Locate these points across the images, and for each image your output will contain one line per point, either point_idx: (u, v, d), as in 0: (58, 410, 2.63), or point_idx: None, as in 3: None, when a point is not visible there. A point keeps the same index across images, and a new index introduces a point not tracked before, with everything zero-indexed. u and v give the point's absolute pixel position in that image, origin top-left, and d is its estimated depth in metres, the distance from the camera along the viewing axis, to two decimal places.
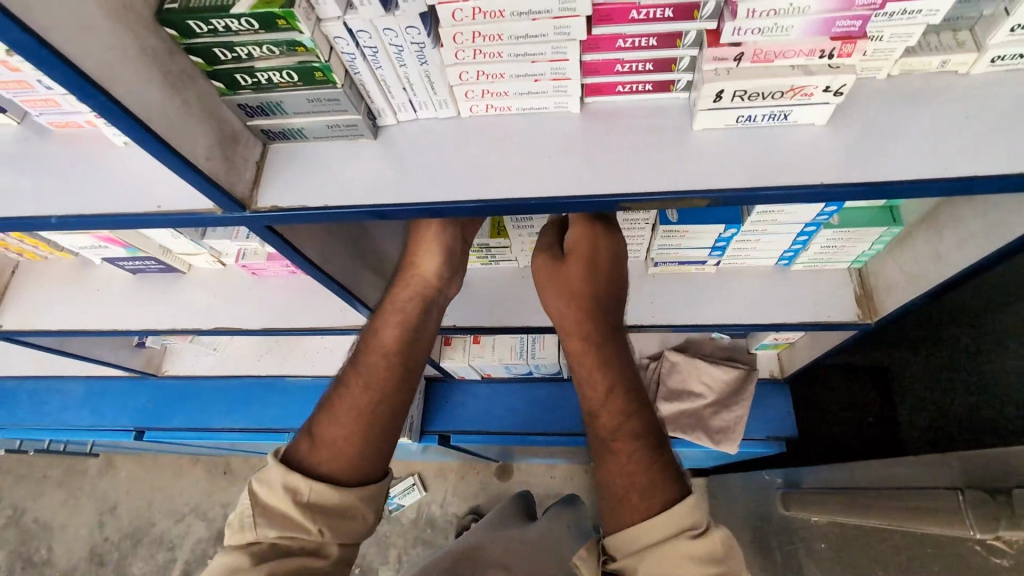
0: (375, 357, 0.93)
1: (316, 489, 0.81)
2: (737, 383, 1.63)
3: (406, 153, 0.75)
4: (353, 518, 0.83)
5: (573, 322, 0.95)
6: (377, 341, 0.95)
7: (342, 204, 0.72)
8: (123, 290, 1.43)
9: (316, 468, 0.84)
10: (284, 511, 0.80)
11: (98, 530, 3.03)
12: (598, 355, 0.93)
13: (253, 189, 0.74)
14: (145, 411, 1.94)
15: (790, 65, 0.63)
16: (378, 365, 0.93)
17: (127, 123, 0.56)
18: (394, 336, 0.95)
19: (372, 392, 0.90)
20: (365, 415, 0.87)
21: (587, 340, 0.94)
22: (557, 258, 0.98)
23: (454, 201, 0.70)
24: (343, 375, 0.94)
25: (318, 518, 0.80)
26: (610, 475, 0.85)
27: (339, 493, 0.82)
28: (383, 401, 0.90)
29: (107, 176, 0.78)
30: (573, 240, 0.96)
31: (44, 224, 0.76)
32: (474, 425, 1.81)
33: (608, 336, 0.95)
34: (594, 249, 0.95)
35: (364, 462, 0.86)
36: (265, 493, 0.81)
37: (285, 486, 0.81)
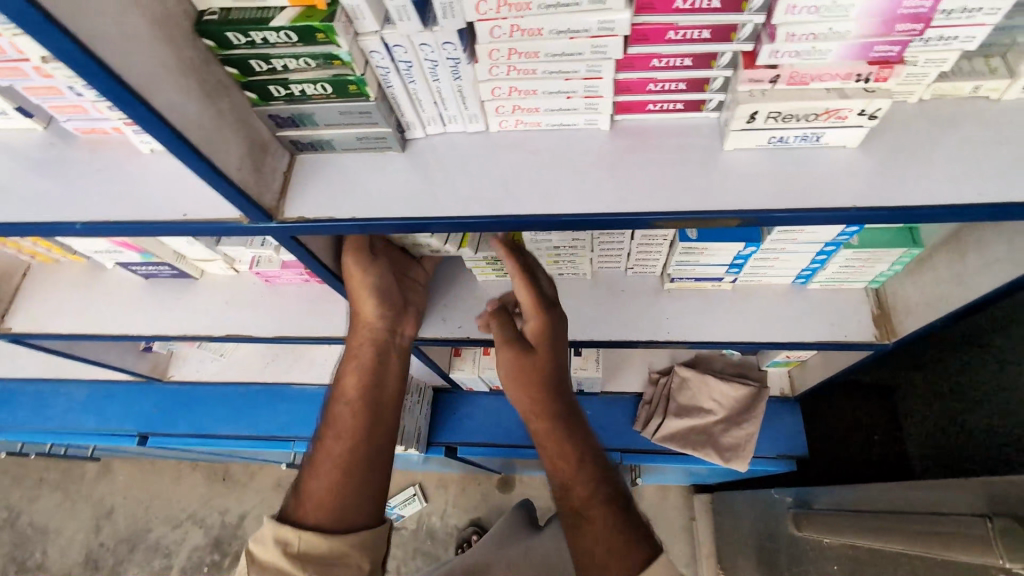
0: (343, 407, 0.95)
1: (305, 538, 0.80)
2: (747, 401, 1.62)
3: (433, 165, 0.75)
4: (346, 567, 0.80)
5: (538, 406, 0.96)
6: (342, 390, 0.97)
7: (371, 215, 0.72)
8: (134, 295, 1.42)
9: (303, 519, 0.83)
10: (275, 563, 0.77)
11: (94, 535, 3.00)
12: (564, 432, 0.93)
13: (280, 199, 0.73)
14: (149, 416, 1.92)
15: (825, 88, 0.63)
16: (345, 414, 0.94)
17: (151, 123, 0.54)
18: (356, 382, 0.97)
19: (345, 439, 0.91)
20: (343, 463, 0.88)
21: (552, 420, 0.94)
22: (524, 345, 0.99)
23: (479, 214, 0.70)
24: (318, 433, 0.95)
25: (307, 566, 0.77)
26: (590, 545, 0.81)
27: (328, 540, 0.80)
28: (359, 450, 0.91)
29: (131, 182, 0.78)
30: (532, 332, 0.99)
31: (70, 230, 0.75)
32: (481, 437, 1.79)
33: (571, 414, 0.96)
34: (554, 336, 0.99)
35: (346, 510, 0.85)
36: (260, 551, 0.79)
37: (275, 539, 0.79)
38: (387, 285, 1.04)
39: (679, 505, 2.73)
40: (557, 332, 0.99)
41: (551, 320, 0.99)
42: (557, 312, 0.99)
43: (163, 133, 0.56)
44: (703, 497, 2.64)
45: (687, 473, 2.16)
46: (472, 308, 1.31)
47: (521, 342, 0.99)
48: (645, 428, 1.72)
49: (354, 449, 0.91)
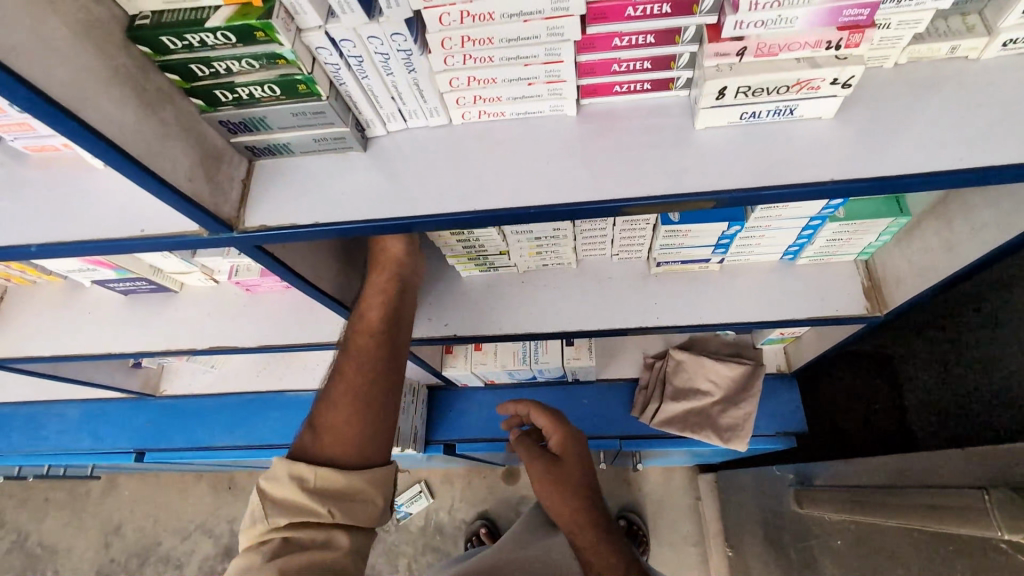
0: (361, 339, 0.95)
1: (322, 474, 0.81)
2: (743, 379, 1.62)
3: (398, 162, 0.72)
4: (359, 502, 0.83)
5: (577, 517, 1.00)
6: (362, 322, 0.96)
7: (336, 220, 0.69)
8: (114, 312, 1.40)
9: (316, 455, 0.85)
10: (292, 498, 0.79)
11: (103, 552, 3.00)
12: (606, 539, 0.96)
13: (240, 209, 0.71)
14: (144, 431, 1.90)
15: (795, 58, 0.61)
16: (365, 345, 0.94)
17: (80, 134, 0.51)
18: (378, 315, 0.96)
19: (365, 371, 0.91)
20: (361, 396, 0.89)
21: (594, 526, 0.98)
22: (551, 459, 1.08)
23: (448, 211, 0.67)
24: (335, 361, 0.95)
25: (326, 500, 0.80)
26: None
27: (343, 476, 0.82)
28: (378, 383, 0.92)
29: (86, 200, 0.75)
30: (558, 447, 1.10)
31: (27, 252, 0.73)
32: (479, 433, 1.77)
33: (607, 519, 1.01)
34: (578, 448, 1.11)
35: (363, 446, 0.87)
36: (274, 488, 0.81)
37: (290, 475, 0.81)
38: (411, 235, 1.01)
39: (685, 486, 2.73)
40: (581, 444, 1.11)
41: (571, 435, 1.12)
42: (574, 426, 1.12)
43: (100, 146, 0.53)
44: (709, 477, 2.63)
45: (690, 455, 2.15)
46: (456, 304, 1.29)
47: (551, 455, 1.09)
48: (642, 413, 1.70)
49: (372, 383, 0.91)
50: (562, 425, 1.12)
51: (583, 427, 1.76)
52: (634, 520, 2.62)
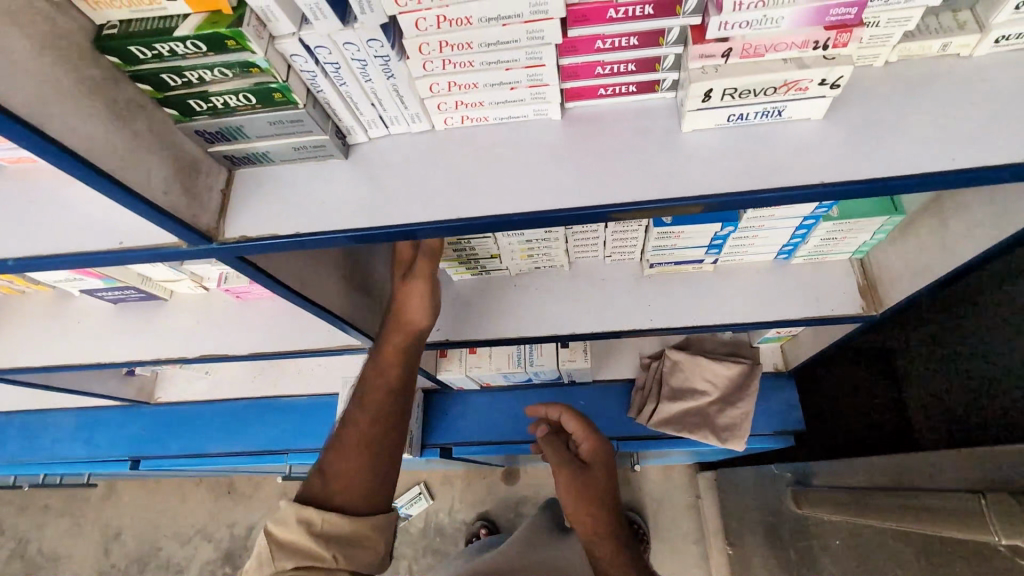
0: (377, 393, 0.99)
1: (329, 520, 0.84)
2: (740, 378, 1.62)
3: (381, 169, 0.71)
4: (363, 547, 0.85)
5: (599, 529, 0.99)
6: (378, 379, 1.00)
7: (320, 230, 0.67)
8: (104, 321, 1.38)
9: (327, 501, 0.88)
10: (296, 541, 0.81)
11: (103, 558, 2.99)
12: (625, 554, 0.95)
13: (220, 220, 0.69)
14: (140, 439, 1.89)
15: (782, 58, 0.59)
16: (379, 400, 0.98)
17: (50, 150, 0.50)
18: (396, 374, 1.00)
19: (380, 426, 0.96)
20: (371, 446, 0.93)
21: (613, 541, 0.97)
22: (578, 466, 1.08)
23: (433, 219, 0.66)
24: (348, 409, 0.99)
25: (331, 546, 0.82)
26: None
27: (350, 522, 0.85)
28: (390, 439, 0.96)
29: (63, 211, 0.73)
30: (587, 452, 1.10)
31: (5, 266, 0.71)
32: (476, 436, 1.76)
33: (626, 537, 1.00)
34: (606, 458, 1.10)
35: (372, 494, 0.90)
36: (280, 530, 0.82)
37: (298, 519, 0.83)
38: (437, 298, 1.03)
39: (684, 484, 2.71)
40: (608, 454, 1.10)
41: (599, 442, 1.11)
42: (602, 434, 1.11)
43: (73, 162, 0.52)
44: (708, 475, 2.62)
45: (689, 454, 2.15)
46: (449, 308, 1.28)
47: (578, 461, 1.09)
48: (639, 415, 1.69)
49: (381, 434, 0.95)
50: (591, 433, 1.11)
51: None
52: (635, 519, 2.60)
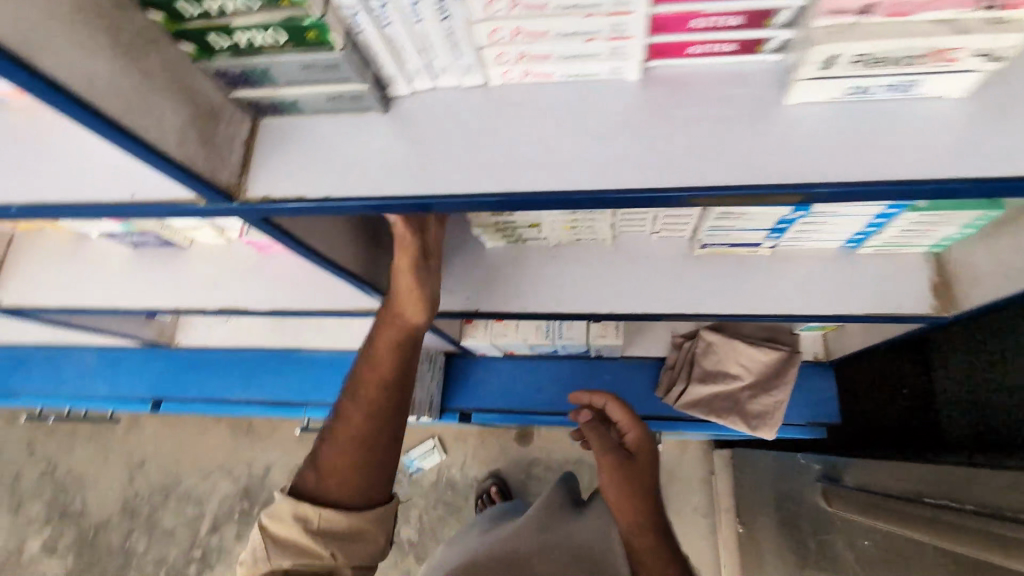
0: (371, 386, 0.92)
1: (326, 516, 0.83)
2: (778, 366, 1.54)
3: (425, 128, 0.62)
4: (360, 541, 0.85)
5: (639, 518, 0.96)
6: (372, 372, 0.93)
7: (356, 193, 0.59)
8: (123, 265, 1.34)
9: (320, 497, 0.86)
10: (294, 539, 0.82)
11: (128, 486, 3.11)
12: (665, 546, 0.92)
13: (241, 174, 0.62)
14: (160, 381, 1.88)
15: (932, 20, 0.47)
16: (373, 394, 0.92)
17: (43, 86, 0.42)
18: (390, 366, 0.93)
19: (374, 421, 0.90)
20: (366, 442, 0.89)
21: (653, 533, 0.94)
22: (624, 454, 1.05)
23: (488, 190, 0.57)
24: (341, 402, 0.94)
25: (328, 543, 0.82)
26: None
27: (346, 518, 0.84)
28: (383, 434, 0.90)
29: (70, 155, 0.66)
30: (633, 442, 1.09)
31: (10, 213, 0.65)
32: (497, 403, 1.73)
33: (667, 531, 0.96)
34: (651, 452, 1.08)
35: (369, 488, 0.88)
36: (278, 527, 0.83)
37: (294, 515, 0.83)
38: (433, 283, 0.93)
39: (699, 459, 2.70)
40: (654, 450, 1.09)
41: (645, 434, 1.11)
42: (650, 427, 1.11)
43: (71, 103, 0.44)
44: (724, 452, 2.59)
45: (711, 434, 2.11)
46: (481, 275, 1.20)
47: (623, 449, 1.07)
48: (666, 394, 1.64)
49: (374, 431, 0.90)
50: (639, 423, 1.10)
51: None
52: None
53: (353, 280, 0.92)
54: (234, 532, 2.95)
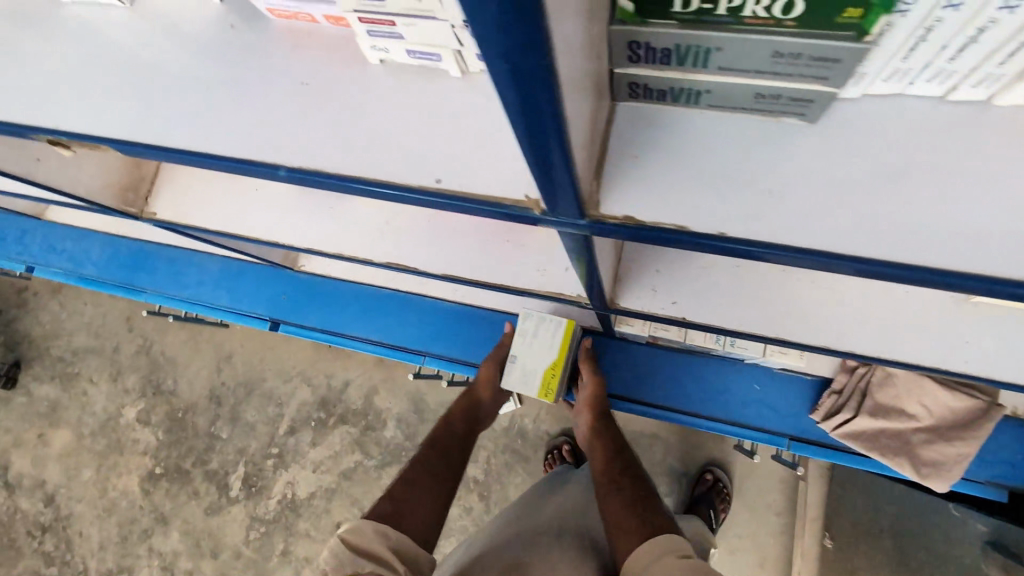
0: (440, 428, 1.29)
1: (390, 505, 1.02)
2: (970, 417, 1.33)
3: (880, 156, 0.45)
4: (406, 516, 1.01)
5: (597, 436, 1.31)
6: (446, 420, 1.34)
7: (778, 238, 0.44)
8: (282, 193, 1.21)
9: (398, 524, 0.99)
10: (369, 544, 0.90)
11: (215, 375, 2.80)
12: (611, 447, 1.24)
13: (594, 179, 0.47)
14: (280, 301, 1.85)
15: None
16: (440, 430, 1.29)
17: (527, 50, 0.29)
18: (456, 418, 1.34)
19: (439, 439, 1.24)
20: (430, 452, 1.20)
21: (606, 441, 1.28)
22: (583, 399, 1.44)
23: (991, 274, 0.41)
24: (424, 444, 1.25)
25: (387, 540, 0.93)
26: (616, 511, 1.01)
27: (403, 492, 1.06)
28: (443, 449, 1.22)
29: (355, 114, 0.53)
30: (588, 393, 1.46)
31: (278, 177, 0.53)
32: (628, 390, 1.60)
33: (617, 442, 1.27)
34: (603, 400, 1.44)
35: (424, 490, 1.08)
36: (360, 538, 0.91)
37: (377, 531, 0.93)
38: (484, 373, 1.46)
39: None
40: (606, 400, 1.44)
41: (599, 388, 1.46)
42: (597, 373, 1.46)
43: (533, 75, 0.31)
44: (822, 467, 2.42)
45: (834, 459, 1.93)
46: (694, 277, 1.02)
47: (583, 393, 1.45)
48: (825, 420, 1.46)
49: (439, 447, 1.22)
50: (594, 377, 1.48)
51: (745, 413, 1.54)
52: (720, 477, 2.06)
53: (587, 265, 0.77)
54: (310, 439, 2.66)
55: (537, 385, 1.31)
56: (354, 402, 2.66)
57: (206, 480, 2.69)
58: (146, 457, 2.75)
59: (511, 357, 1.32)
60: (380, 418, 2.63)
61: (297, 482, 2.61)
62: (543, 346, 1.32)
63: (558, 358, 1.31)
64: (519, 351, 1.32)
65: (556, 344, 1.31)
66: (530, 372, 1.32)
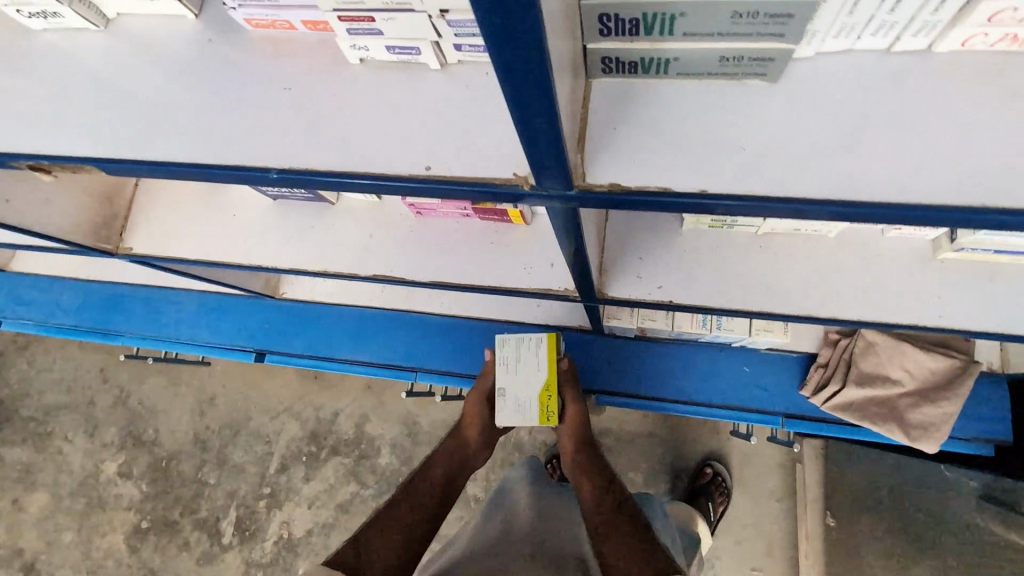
0: (423, 481, 1.19)
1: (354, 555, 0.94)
2: (949, 376, 1.39)
3: (838, 106, 0.49)
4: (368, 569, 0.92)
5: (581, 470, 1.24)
6: (429, 471, 1.24)
7: (756, 191, 0.47)
8: (261, 217, 1.21)
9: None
10: None
11: (198, 419, 2.72)
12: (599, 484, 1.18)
13: (579, 152, 0.50)
14: (263, 331, 1.82)
15: None
16: (423, 482, 1.19)
17: (524, 6, 0.31)
18: (440, 469, 1.24)
19: (419, 495, 1.14)
20: (408, 507, 1.10)
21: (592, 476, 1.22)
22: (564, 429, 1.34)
23: (954, 204, 0.44)
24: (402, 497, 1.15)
25: None
26: (616, 554, 0.97)
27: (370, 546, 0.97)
28: (424, 504, 1.12)
29: (341, 111, 0.54)
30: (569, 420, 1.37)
31: (268, 179, 0.54)
32: (621, 384, 1.63)
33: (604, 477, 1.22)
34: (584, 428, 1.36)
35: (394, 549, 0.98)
36: None
37: None
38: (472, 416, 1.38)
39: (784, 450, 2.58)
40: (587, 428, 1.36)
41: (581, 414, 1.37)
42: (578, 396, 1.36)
43: (526, 45, 0.34)
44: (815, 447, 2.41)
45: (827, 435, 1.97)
46: (676, 260, 1.04)
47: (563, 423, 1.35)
48: (815, 394, 1.50)
49: (419, 502, 1.12)
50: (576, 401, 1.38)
51: (736, 395, 1.58)
52: (719, 470, 2.08)
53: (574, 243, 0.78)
54: (303, 474, 2.59)
55: (537, 411, 1.25)
56: (345, 432, 2.61)
57: (197, 529, 2.59)
58: (131, 512, 2.64)
59: (500, 391, 1.26)
60: (373, 445, 2.59)
61: (293, 520, 2.54)
62: (531, 370, 1.27)
63: (549, 378, 1.26)
64: (507, 382, 1.26)
65: (542, 364, 1.26)
66: (525, 401, 1.26)
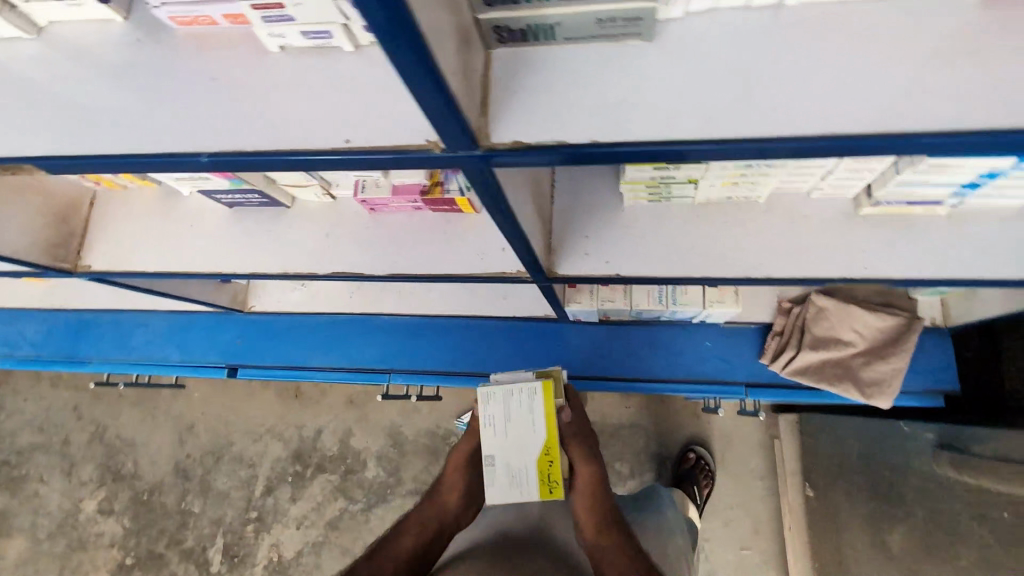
0: (390, 548, 0.94)
1: None
2: (895, 333, 1.45)
3: (708, 57, 0.56)
4: None
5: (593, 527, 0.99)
6: (400, 532, 0.98)
7: (640, 138, 0.53)
8: (220, 227, 1.23)
9: None
10: None
11: (178, 448, 2.68)
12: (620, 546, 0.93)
13: (482, 115, 0.55)
14: (235, 347, 1.83)
15: None
16: (390, 547, 0.94)
17: None
18: (411, 532, 0.98)
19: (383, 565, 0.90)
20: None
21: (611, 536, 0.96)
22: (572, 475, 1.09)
23: (810, 134, 0.50)
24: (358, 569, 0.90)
25: None
26: None
27: None
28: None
29: (264, 96, 0.58)
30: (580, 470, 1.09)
31: (201, 163, 0.58)
32: (591, 369, 1.67)
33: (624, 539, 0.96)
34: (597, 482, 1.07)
35: None
36: None
37: None
38: (456, 477, 1.12)
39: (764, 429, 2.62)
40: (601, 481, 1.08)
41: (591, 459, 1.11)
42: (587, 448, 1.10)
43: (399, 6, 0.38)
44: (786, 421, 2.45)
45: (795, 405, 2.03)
46: (620, 234, 1.09)
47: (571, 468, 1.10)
48: (774, 360, 1.56)
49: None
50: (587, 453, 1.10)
51: (700, 369, 1.63)
52: (699, 453, 2.12)
53: (510, 230, 0.82)
54: (289, 494, 2.56)
55: (536, 482, 1.03)
56: (329, 448, 2.60)
57: (183, 561, 2.53)
58: (114, 549, 2.58)
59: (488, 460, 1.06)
60: (359, 459, 2.57)
61: (282, 542, 2.50)
62: (525, 429, 1.06)
63: (547, 436, 1.05)
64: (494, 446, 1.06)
65: (538, 421, 1.06)
66: (520, 470, 1.05)
